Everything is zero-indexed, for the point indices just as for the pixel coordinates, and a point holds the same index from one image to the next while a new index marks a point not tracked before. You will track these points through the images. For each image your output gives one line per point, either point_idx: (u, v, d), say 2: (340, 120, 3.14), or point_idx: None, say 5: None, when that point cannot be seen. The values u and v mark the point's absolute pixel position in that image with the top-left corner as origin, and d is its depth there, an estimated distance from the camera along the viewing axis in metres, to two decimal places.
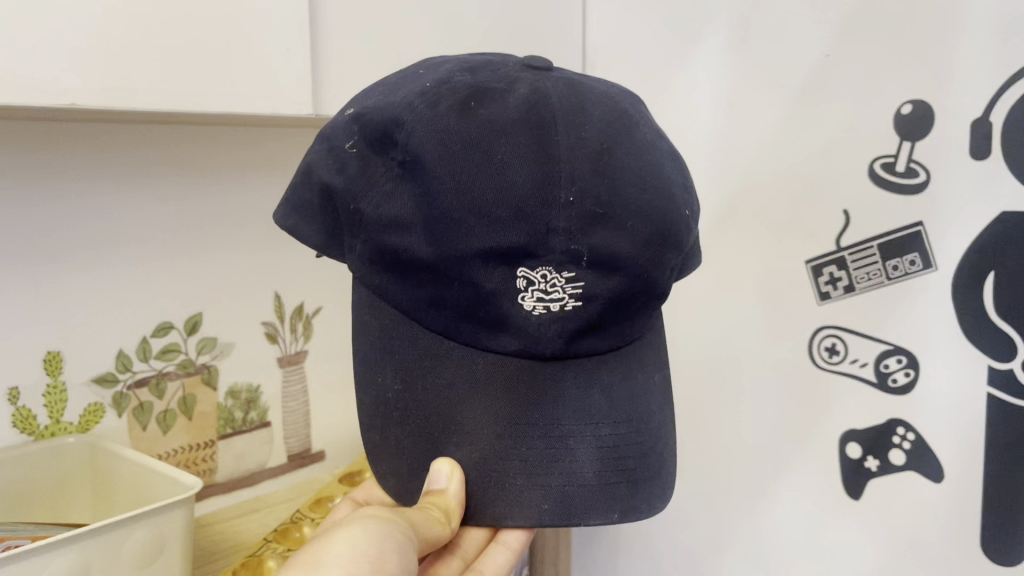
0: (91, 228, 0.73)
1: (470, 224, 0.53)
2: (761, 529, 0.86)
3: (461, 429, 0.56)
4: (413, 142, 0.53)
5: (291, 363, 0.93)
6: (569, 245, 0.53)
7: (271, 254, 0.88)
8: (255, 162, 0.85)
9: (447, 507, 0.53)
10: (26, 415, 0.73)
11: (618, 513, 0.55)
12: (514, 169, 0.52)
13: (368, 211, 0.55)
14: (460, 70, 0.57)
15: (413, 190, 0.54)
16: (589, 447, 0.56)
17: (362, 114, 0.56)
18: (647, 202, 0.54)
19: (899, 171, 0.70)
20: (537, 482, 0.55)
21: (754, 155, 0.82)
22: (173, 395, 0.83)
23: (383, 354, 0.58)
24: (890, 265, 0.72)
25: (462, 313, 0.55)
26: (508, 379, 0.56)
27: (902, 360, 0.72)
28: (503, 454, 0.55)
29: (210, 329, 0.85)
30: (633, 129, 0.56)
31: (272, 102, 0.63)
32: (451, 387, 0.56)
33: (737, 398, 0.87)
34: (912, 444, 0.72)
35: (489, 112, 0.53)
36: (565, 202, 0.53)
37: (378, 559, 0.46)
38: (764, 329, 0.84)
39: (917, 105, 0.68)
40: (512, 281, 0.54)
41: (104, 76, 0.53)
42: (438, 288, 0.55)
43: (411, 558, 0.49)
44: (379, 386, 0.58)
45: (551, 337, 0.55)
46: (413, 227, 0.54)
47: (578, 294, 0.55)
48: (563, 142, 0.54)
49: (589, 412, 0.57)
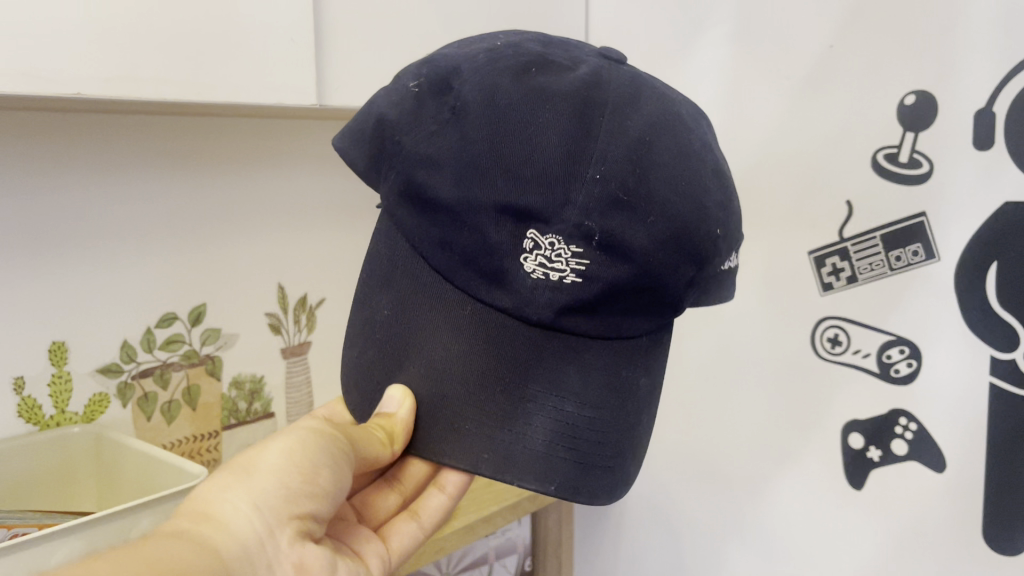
0: (95, 218, 0.73)
1: (492, 171, 0.49)
2: (763, 519, 0.87)
3: (423, 359, 0.52)
4: (467, 92, 0.51)
5: (294, 354, 0.94)
6: (582, 221, 0.49)
7: (275, 246, 0.89)
8: (259, 153, 0.85)
9: (391, 432, 0.51)
10: (31, 405, 0.73)
11: (552, 486, 0.52)
12: (553, 135, 0.49)
13: (406, 145, 0.51)
14: (534, 43, 0.54)
15: (454, 134, 0.50)
16: (547, 415, 0.52)
17: (432, 62, 0.54)
18: (677, 204, 0.50)
19: (902, 162, 0.70)
20: (486, 439, 0.51)
21: (758, 147, 0.82)
22: (177, 386, 0.84)
23: (383, 281, 0.55)
24: (893, 256, 0.72)
25: (464, 261, 0.51)
26: (494, 333, 0.51)
27: (905, 351, 0.72)
28: (464, 403, 0.51)
29: (213, 319, 0.85)
30: (686, 135, 0.52)
31: (275, 92, 0.63)
32: (434, 326, 0.52)
33: (739, 389, 0.88)
34: (914, 434, 0.73)
35: (546, 82, 0.51)
36: (590, 179, 0.49)
37: (310, 475, 0.47)
38: (766, 320, 0.84)
39: (920, 95, 0.68)
40: (519, 240, 0.50)
41: (110, 66, 0.53)
42: (447, 231, 0.51)
43: (345, 475, 0.50)
44: (372, 308, 0.55)
45: (542, 304, 0.51)
46: (440, 167, 0.50)
47: (580, 271, 0.50)
48: (609, 125, 0.50)
49: (562, 383, 0.52)
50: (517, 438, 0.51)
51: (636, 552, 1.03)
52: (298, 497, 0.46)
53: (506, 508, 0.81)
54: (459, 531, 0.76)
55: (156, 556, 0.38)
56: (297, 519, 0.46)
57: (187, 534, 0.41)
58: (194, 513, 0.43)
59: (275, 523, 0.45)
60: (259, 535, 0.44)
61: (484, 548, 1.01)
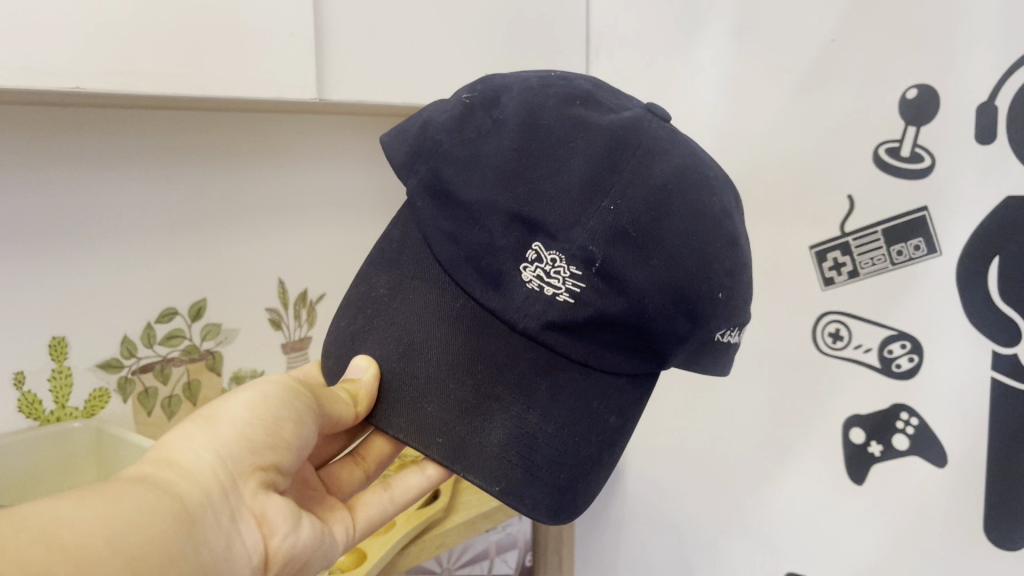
0: (94, 213, 0.73)
1: (515, 183, 0.51)
2: (764, 514, 0.87)
3: (399, 331, 0.53)
4: (512, 111, 0.54)
5: (295, 349, 0.94)
6: (587, 244, 0.50)
7: (274, 241, 0.88)
8: (259, 148, 0.85)
9: (355, 394, 0.51)
10: (31, 400, 0.73)
11: (498, 488, 0.50)
12: (580, 162, 0.52)
13: (445, 145, 0.54)
14: (589, 83, 0.58)
15: (491, 144, 0.53)
16: (510, 419, 0.51)
17: (491, 82, 0.57)
18: (683, 254, 0.51)
19: (905, 156, 0.70)
20: (446, 427, 0.51)
21: (759, 141, 0.82)
22: (178, 381, 0.84)
23: (387, 261, 0.56)
24: (895, 251, 0.72)
25: (467, 257, 0.52)
26: (481, 328, 0.52)
27: (906, 345, 0.72)
28: (433, 386, 0.52)
29: (214, 314, 0.85)
30: (710, 190, 0.53)
31: (275, 85, 0.63)
32: (424, 309, 0.53)
33: (740, 384, 0.87)
34: (916, 429, 0.72)
35: (589, 115, 0.54)
36: (603, 208, 0.51)
37: (271, 427, 0.47)
38: (767, 314, 0.84)
39: (922, 89, 0.68)
40: (522, 248, 0.51)
41: (109, 60, 0.53)
42: (460, 226, 0.53)
43: (307, 434, 0.50)
44: (368, 283, 0.56)
45: (531, 311, 0.51)
46: (471, 174, 0.53)
47: (573, 292, 0.51)
48: (636, 164, 0.52)
49: (535, 395, 0.52)
50: (477, 431, 0.51)
51: (637, 547, 1.03)
52: (261, 450, 0.46)
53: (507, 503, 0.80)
54: (460, 525, 0.76)
55: (134, 500, 0.36)
56: (259, 472, 0.46)
57: (157, 477, 0.39)
58: (159, 458, 0.42)
59: (237, 473, 0.44)
60: (226, 484, 0.43)
61: (485, 543, 0.98)
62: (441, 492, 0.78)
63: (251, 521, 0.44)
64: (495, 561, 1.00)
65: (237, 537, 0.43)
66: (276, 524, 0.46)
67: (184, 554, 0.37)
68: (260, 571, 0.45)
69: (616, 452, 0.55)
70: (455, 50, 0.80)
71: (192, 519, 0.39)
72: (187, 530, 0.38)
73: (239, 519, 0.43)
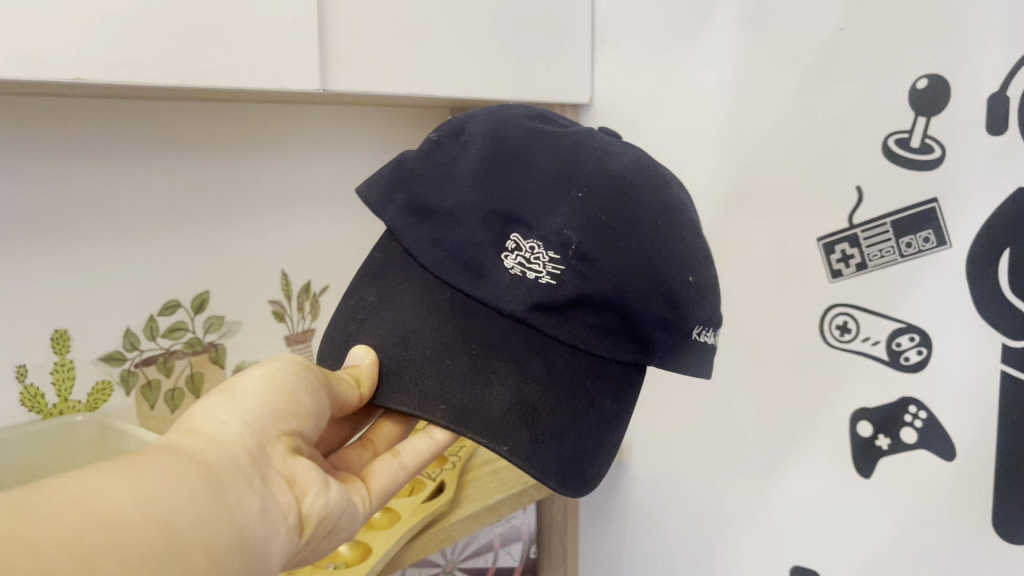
0: (95, 204, 0.72)
1: (489, 185, 0.56)
2: (770, 507, 0.86)
3: (395, 322, 0.55)
4: (477, 133, 0.59)
5: (298, 342, 0.94)
6: (562, 229, 0.54)
7: (278, 232, 0.88)
8: (262, 139, 0.84)
9: (357, 376, 0.50)
10: (34, 393, 0.72)
11: (506, 446, 0.50)
12: (547, 164, 0.56)
13: (419, 170, 0.59)
14: (544, 117, 0.64)
15: (461, 162, 0.58)
16: (510, 386, 0.52)
17: (456, 119, 0.63)
18: (650, 235, 0.54)
19: (914, 147, 0.69)
20: (448, 395, 0.51)
21: (765, 132, 0.81)
22: (181, 373, 0.83)
23: (372, 277, 0.59)
24: (904, 243, 0.71)
25: (452, 256, 0.56)
26: (470, 316, 0.54)
27: (914, 339, 0.72)
28: (430, 364, 0.52)
29: (217, 306, 0.84)
30: (663, 188, 0.58)
31: (277, 76, 0.62)
32: (413, 303, 0.55)
33: (745, 375, 0.87)
34: (923, 423, 0.72)
35: (547, 132, 0.60)
36: (574, 199, 0.55)
37: (291, 395, 0.44)
38: (774, 307, 0.83)
39: (932, 79, 0.67)
40: (501, 242, 0.55)
41: (111, 50, 0.52)
42: (443, 230, 0.56)
43: (323, 405, 0.47)
44: (355, 298, 0.59)
45: (516, 294, 0.54)
46: (447, 187, 0.57)
47: (555, 275, 0.54)
48: (596, 163, 0.57)
49: (529, 368, 0.53)
50: (478, 397, 0.51)
51: (643, 539, 1.03)
52: (283, 414, 0.43)
53: (512, 497, 0.80)
54: (464, 519, 0.75)
55: (156, 473, 0.33)
56: (285, 438, 0.43)
57: (177, 447, 0.36)
58: (181, 429, 0.39)
59: (265, 439, 0.41)
60: (254, 450, 0.40)
61: (489, 535, 0.97)
62: (446, 485, 0.78)
63: (283, 483, 0.41)
64: (499, 554, 0.99)
65: (273, 500, 0.40)
66: (309, 486, 0.43)
67: (219, 519, 0.34)
68: (297, 536, 0.42)
69: (614, 432, 0.56)
70: (459, 40, 0.79)
71: (222, 482, 0.36)
72: (219, 494, 0.35)
73: (271, 482, 0.40)
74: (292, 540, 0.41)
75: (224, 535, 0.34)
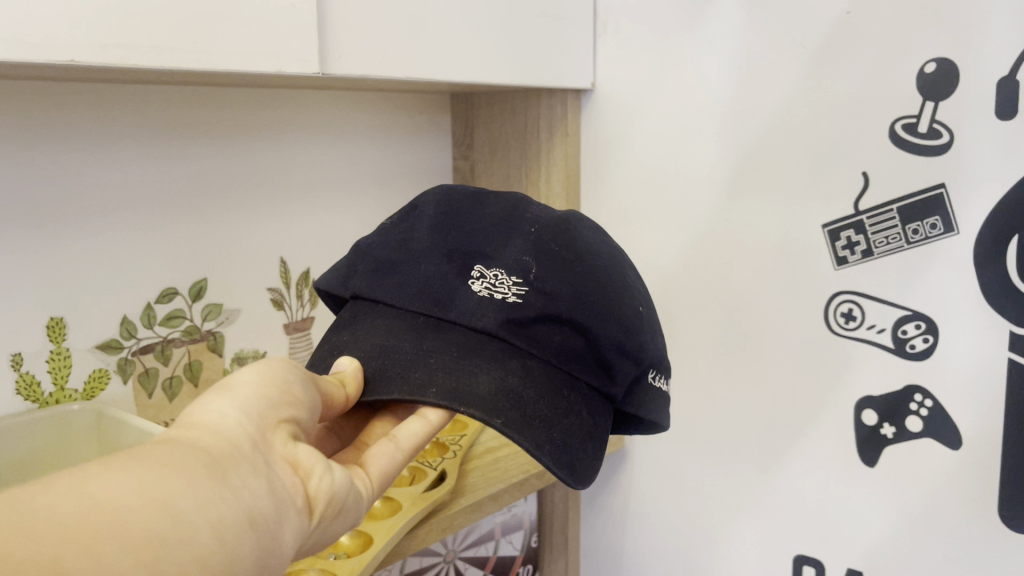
0: (91, 190, 0.71)
1: (447, 233, 0.57)
2: (772, 497, 0.85)
3: (368, 350, 0.53)
4: (426, 199, 0.62)
5: (297, 330, 0.92)
6: (522, 255, 0.55)
7: (276, 220, 0.86)
8: (260, 126, 0.83)
9: (343, 377, 0.50)
10: (29, 381, 0.71)
11: (500, 419, 0.48)
12: (496, 210, 0.59)
13: (374, 237, 0.60)
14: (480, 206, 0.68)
15: (415, 222, 0.59)
16: (496, 377, 0.50)
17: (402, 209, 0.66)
18: (597, 267, 0.57)
19: (922, 132, 0.68)
20: (438, 380, 0.50)
21: (768, 118, 0.80)
22: (179, 362, 0.81)
23: (338, 331, 0.56)
24: (911, 229, 0.70)
25: (420, 291, 0.55)
26: (444, 333, 0.53)
27: (921, 326, 0.71)
28: (412, 370, 0.50)
29: (215, 294, 0.83)
30: (600, 235, 0.61)
31: (274, 59, 0.61)
32: (386, 331, 0.53)
33: (745, 364, 0.86)
34: (930, 411, 0.72)
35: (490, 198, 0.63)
36: (527, 233, 0.57)
37: (284, 386, 0.42)
38: (777, 295, 0.82)
39: (941, 62, 0.66)
40: (465, 272, 0.55)
41: (105, 31, 0.50)
42: (406, 271, 0.56)
43: (315, 401, 0.45)
44: (324, 351, 0.56)
45: (487, 311, 0.53)
46: (407, 240, 0.58)
47: (522, 294, 0.54)
48: (539, 211, 0.60)
49: (511, 366, 0.51)
50: (467, 381, 0.50)
51: (633, 531, 1.01)
52: (281, 403, 0.41)
53: (513, 487, 0.79)
54: (467, 508, 0.74)
55: (154, 461, 0.32)
56: (284, 426, 0.41)
57: (173, 434, 0.35)
58: (176, 424, 0.37)
59: (265, 427, 0.39)
60: (255, 437, 0.38)
61: (489, 524, 0.96)
62: (447, 473, 0.77)
63: (287, 466, 0.39)
64: (500, 543, 0.98)
65: (278, 485, 0.38)
66: (313, 468, 0.41)
67: (221, 504, 0.33)
68: (305, 521, 0.39)
69: (599, 446, 0.53)
70: (461, 24, 0.78)
71: (222, 468, 0.34)
72: (220, 478, 0.34)
73: (274, 467, 0.38)
74: (301, 525, 0.39)
75: (226, 519, 0.33)
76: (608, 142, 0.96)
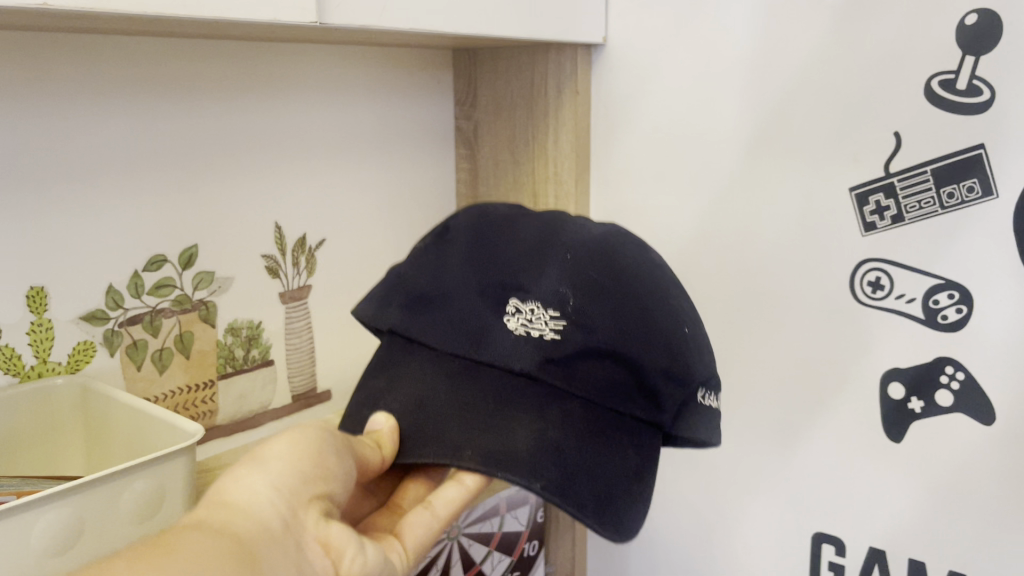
0: (59, 153, 0.66)
1: (481, 265, 0.58)
2: (790, 475, 0.81)
3: (409, 397, 0.55)
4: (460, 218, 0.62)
5: (295, 299, 0.84)
6: (558, 287, 0.56)
7: (268, 180, 0.80)
8: (254, 84, 0.78)
9: (378, 438, 0.52)
10: (8, 354, 0.65)
11: (540, 483, 0.50)
12: (531, 232, 0.59)
13: (409, 265, 0.61)
14: None
15: (450, 245, 0.60)
16: (534, 432, 0.52)
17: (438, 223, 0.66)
18: (640, 286, 0.57)
19: (961, 89, 0.65)
20: (474, 441, 0.52)
21: (792, 76, 0.75)
22: (169, 333, 0.75)
23: (380, 366, 0.59)
24: (945, 193, 0.67)
25: (457, 331, 0.57)
26: (482, 379, 0.55)
27: (954, 295, 0.68)
28: (451, 422, 0.53)
29: (207, 261, 0.76)
30: (645, 248, 0.61)
31: (273, 8, 0.56)
32: (425, 374, 0.56)
33: (765, 334, 0.81)
34: (961, 384, 0.69)
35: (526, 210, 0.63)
36: (565, 258, 0.57)
37: (318, 459, 0.45)
38: (798, 264, 0.77)
39: (983, 14, 0.63)
40: (501, 310, 0.56)
41: None
42: (443, 308, 0.58)
43: (349, 469, 0.48)
44: (367, 388, 0.59)
45: (524, 353, 0.55)
46: (440, 272, 0.59)
47: (559, 331, 0.55)
48: (577, 226, 0.60)
49: (550, 415, 0.53)
50: (505, 441, 0.52)
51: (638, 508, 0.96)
52: (314, 478, 0.44)
53: None
54: None
55: (194, 552, 0.35)
56: (316, 501, 0.44)
57: (212, 520, 0.38)
58: (216, 501, 0.41)
59: (299, 505, 0.42)
60: (287, 517, 0.41)
61: (494, 499, 0.93)
62: None
63: (317, 549, 0.42)
64: (505, 519, 0.94)
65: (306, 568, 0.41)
66: (344, 548, 0.44)
67: None
68: None
69: (645, 480, 0.55)
70: None
71: (255, 557, 0.37)
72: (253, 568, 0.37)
73: (305, 549, 0.41)
74: None
75: None
76: (619, 98, 0.89)
